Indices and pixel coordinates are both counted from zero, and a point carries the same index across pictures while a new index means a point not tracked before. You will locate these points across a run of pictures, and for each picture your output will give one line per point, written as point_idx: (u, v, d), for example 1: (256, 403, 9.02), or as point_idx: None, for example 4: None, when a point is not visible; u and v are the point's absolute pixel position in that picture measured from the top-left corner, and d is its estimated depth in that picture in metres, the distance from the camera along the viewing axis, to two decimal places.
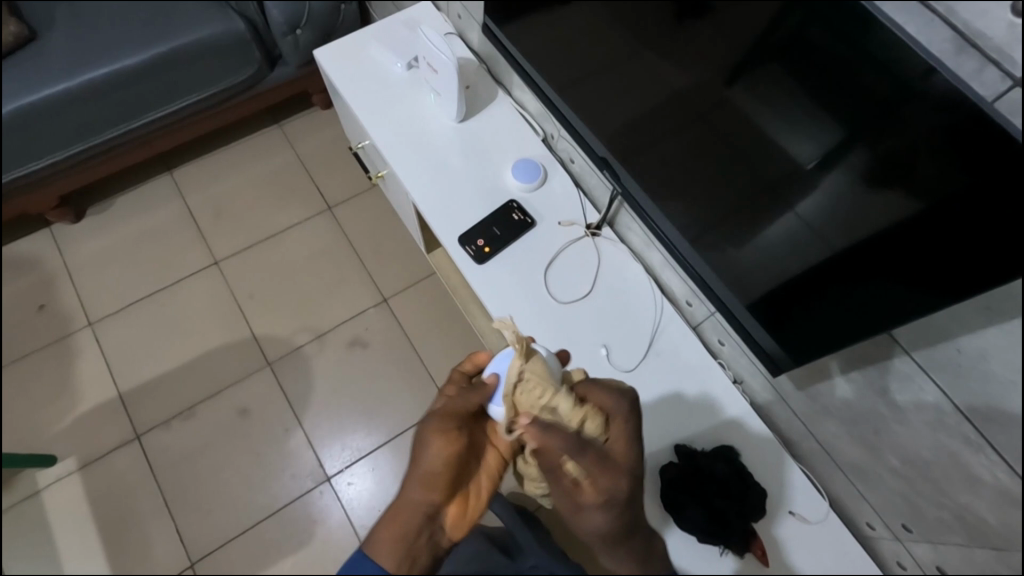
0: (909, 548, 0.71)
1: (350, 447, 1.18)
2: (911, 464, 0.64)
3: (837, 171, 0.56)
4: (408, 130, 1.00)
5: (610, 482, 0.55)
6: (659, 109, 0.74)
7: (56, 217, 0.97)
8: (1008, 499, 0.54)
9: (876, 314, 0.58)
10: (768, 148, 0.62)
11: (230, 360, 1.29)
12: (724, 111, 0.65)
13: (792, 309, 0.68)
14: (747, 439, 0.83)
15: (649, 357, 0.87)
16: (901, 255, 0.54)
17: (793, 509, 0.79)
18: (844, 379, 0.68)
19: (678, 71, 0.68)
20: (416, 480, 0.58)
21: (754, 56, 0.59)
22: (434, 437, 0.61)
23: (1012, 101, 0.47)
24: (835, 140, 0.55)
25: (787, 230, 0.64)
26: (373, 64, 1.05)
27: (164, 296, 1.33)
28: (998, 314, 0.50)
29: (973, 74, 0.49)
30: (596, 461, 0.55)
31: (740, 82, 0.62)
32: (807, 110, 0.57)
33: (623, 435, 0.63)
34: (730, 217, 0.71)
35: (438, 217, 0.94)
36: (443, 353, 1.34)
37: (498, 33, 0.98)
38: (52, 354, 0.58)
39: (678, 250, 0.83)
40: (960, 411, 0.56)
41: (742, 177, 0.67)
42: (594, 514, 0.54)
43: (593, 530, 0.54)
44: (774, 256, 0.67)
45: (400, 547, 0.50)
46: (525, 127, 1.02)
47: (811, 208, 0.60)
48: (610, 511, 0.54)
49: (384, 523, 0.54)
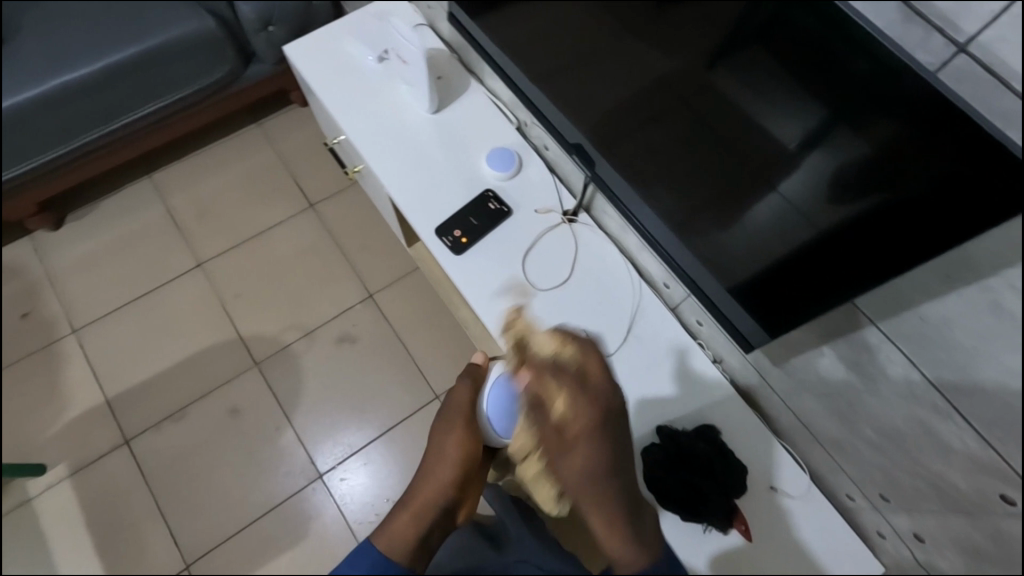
0: (888, 517, 0.71)
1: (342, 444, 1.26)
2: (886, 435, 0.65)
3: (820, 149, 0.56)
4: (383, 124, 0.99)
5: (593, 387, 0.71)
6: (641, 94, 0.74)
7: (38, 224, 0.95)
8: (978, 464, 0.55)
9: (856, 288, 0.57)
10: (750, 130, 0.62)
11: (221, 359, 1.33)
12: (704, 94, 0.65)
13: (777, 289, 0.68)
14: (730, 420, 0.83)
15: (628, 341, 0.86)
16: (884, 226, 0.53)
17: (774, 484, 0.80)
18: (821, 353, 0.68)
19: (658, 55, 0.68)
20: (439, 462, 0.77)
21: (732, 42, 0.60)
22: (448, 427, 0.81)
23: (957, 68, 0.48)
24: (817, 119, 0.55)
25: (772, 210, 0.63)
26: (346, 59, 1.04)
27: (148, 300, 1.35)
28: (958, 280, 0.51)
29: (920, 41, 0.50)
30: (576, 387, 0.70)
31: (721, 65, 0.62)
32: (786, 88, 0.57)
33: (598, 371, 0.73)
34: (714, 201, 0.71)
35: (416, 210, 0.94)
36: (427, 344, 1.37)
37: (468, 24, 0.98)
38: (40, 362, 0.59)
39: (651, 232, 0.84)
40: (931, 381, 0.56)
41: (723, 158, 0.67)
42: (578, 435, 0.68)
43: (578, 453, 0.67)
44: (757, 238, 0.67)
45: (406, 544, 0.64)
46: (498, 115, 1.01)
47: (794, 185, 0.60)
48: (595, 431, 0.68)
49: (407, 500, 0.73)
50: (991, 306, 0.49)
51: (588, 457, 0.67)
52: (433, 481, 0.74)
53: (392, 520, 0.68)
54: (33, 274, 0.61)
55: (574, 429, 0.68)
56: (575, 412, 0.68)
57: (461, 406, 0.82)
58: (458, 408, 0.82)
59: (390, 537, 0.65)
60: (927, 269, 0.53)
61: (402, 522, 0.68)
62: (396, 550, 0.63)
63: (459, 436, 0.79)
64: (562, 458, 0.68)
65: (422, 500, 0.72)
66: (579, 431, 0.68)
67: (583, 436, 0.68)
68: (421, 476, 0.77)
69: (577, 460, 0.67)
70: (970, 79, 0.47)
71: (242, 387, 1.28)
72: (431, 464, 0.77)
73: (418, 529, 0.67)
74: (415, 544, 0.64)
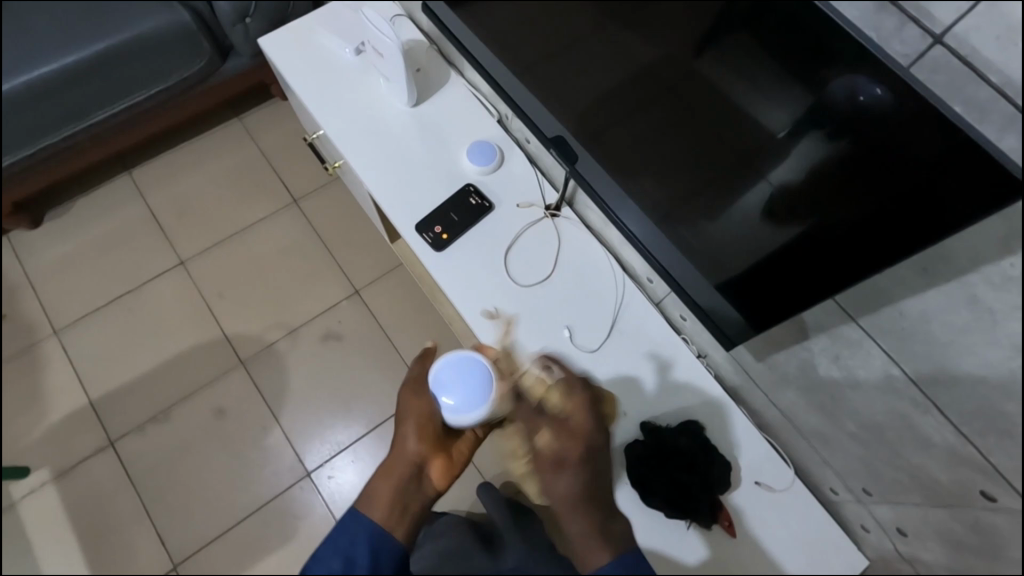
0: (872, 509, 0.71)
1: (329, 442, 1.26)
2: (867, 428, 0.64)
3: (809, 137, 0.54)
4: (361, 118, 0.97)
5: (582, 423, 0.65)
6: (628, 85, 0.72)
7: (16, 224, 0.94)
8: (957, 458, 0.54)
9: (849, 278, 0.56)
10: (739, 118, 0.60)
11: (206, 359, 1.31)
12: (692, 82, 0.63)
13: (763, 281, 0.67)
14: (715, 414, 0.82)
15: (613, 336, 0.85)
16: (877, 212, 0.52)
17: (759, 479, 0.79)
18: (804, 347, 0.67)
19: (642, 44, 0.67)
20: (408, 430, 0.71)
21: (720, 27, 0.58)
22: (409, 399, 0.74)
23: (932, 59, 0.46)
24: (805, 106, 0.54)
25: (762, 198, 0.62)
26: (322, 53, 1.02)
27: (130, 300, 1.33)
28: (934, 275, 0.50)
29: (893, 32, 0.48)
30: (559, 425, 0.64)
31: (707, 52, 0.60)
32: (772, 75, 0.56)
33: (583, 409, 0.67)
34: (701, 193, 0.69)
35: (395, 206, 0.92)
36: (413, 340, 1.36)
37: (444, 16, 0.96)
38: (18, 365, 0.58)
39: (635, 233, 0.81)
40: (911, 376, 0.56)
41: (709, 148, 0.65)
42: (565, 459, 0.60)
43: (565, 476, 0.59)
44: (750, 227, 0.65)
45: (389, 509, 0.61)
46: (479, 107, 1.00)
47: (786, 171, 0.58)
48: (583, 462, 0.60)
49: (382, 470, 0.67)
50: (967, 302, 0.49)
51: (574, 485, 0.58)
52: (401, 454, 0.68)
53: (373, 488, 0.64)
54: (8, 279, 0.60)
55: (556, 454, 0.61)
56: (558, 442, 0.62)
57: (414, 384, 0.76)
58: (411, 382, 0.76)
59: (372, 504, 0.61)
60: (900, 264, 0.52)
61: (384, 487, 0.64)
62: (382, 514, 0.60)
63: (419, 420, 0.72)
64: (550, 479, 0.60)
65: (394, 461, 0.68)
66: (568, 457, 0.60)
67: (568, 464, 0.60)
68: (394, 447, 0.70)
69: (562, 483, 0.59)
70: (946, 70, 0.46)
71: (227, 387, 1.27)
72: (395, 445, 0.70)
73: (399, 492, 0.64)
74: (398, 506, 0.62)
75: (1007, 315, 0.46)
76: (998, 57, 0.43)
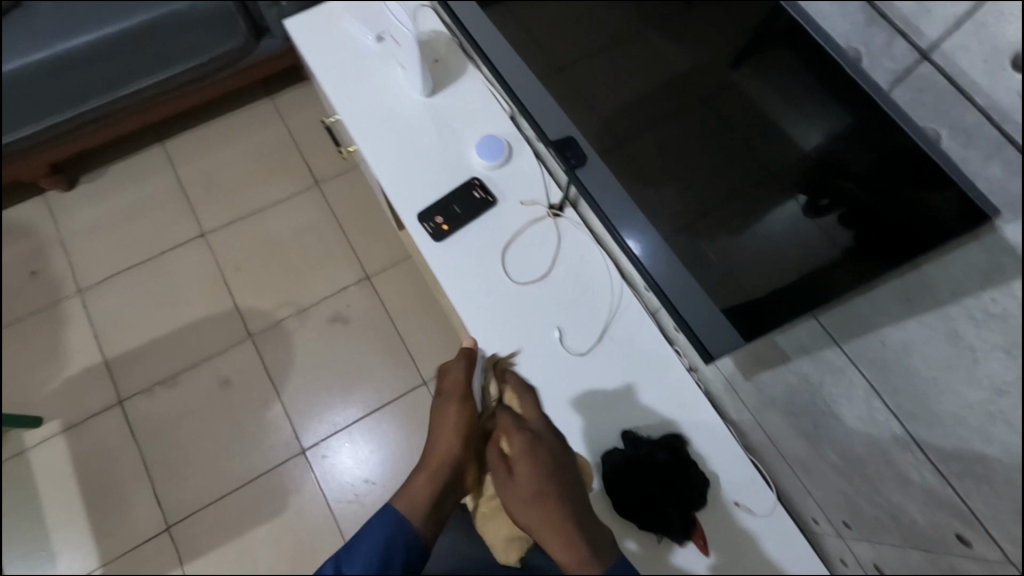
0: (851, 544, 0.69)
1: (328, 422, 1.26)
2: (848, 460, 0.62)
3: (835, 153, 0.53)
4: (376, 105, 0.98)
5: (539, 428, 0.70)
6: (660, 90, 0.69)
7: None
8: (937, 500, 0.53)
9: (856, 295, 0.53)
10: (766, 126, 0.59)
11: (213, 330, 1.32)
12: (724, 92, 0.62)
13: (763, 302, 0.63)
14: (703, 435, 0.80)
15: (604, 341, 0.84)
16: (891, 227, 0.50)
17: (739, 499, 0.77)
18: (790, 368, 0.66)
19: (680, 46, 0.66)
20: (444, 441, 0.70)
21: (759, 39, 0.58)
22: (448, 415, 0.72)
23: (919, 76, 0.48)
24: (837, 121, 0.53)
25: (787, 213, 0.57)
26: (345, 38, 1.04)
27: (149, 266, 1.37)
28: (916, 305, 0.50)
29: (885, 47, 0.51)
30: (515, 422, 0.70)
31: (747, 62, 0.59)
32: (808, 88, 0.55)
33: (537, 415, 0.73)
34: (715, 212, 0.65)
35: (400, 194, 0.93)
36: (419, 333, 1.34)
37: (457, 11, 0.96)
38: None
39: (638, 255, 0.74)
40: (890, 408, 0.55)
41: (720, 159, 0.64)
42: (518, 457, 0.65)
43: (521, 477, 0.63)
44: (763, 243, 0.61)
45: (427, 510, 0.62)
46: (494, 101, 0.99)
47: (816, 192, 0.54)
48: (536, 455, 0.65)
49: (416, 472, 0.67)
50: (950, 336, 0.48)
51: (532, 483, 0.62)
52: (439, 457, 0.68)
53: (411, 486, 0.65)
54: None
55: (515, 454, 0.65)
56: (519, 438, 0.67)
57: (453, 385, 0.75)
58: (457, 405, 0.73)
59: (413, 502, 0.63)
60: (885, 292, 0.52)
61: (422, 484, 0.65)
62: (421, 514, 0.61)
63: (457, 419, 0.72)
64: (506, 483, 0.63)
65: (436, 462, 0.68)
66: (517, 454, 0.65)
67: (523, 460, 0.64)
68: (429, 448, 0.70)
69: (518, 483, 0.62)
70: (935, 89, 0.47)
71: (233, 360, 1.30)
72: (431, 449, 0.69)
73: (433, 500, 0.64)
74: (433, 507, 0.63)
75: (988, 356, 0.45)
76: (982, 80, 0.44)
